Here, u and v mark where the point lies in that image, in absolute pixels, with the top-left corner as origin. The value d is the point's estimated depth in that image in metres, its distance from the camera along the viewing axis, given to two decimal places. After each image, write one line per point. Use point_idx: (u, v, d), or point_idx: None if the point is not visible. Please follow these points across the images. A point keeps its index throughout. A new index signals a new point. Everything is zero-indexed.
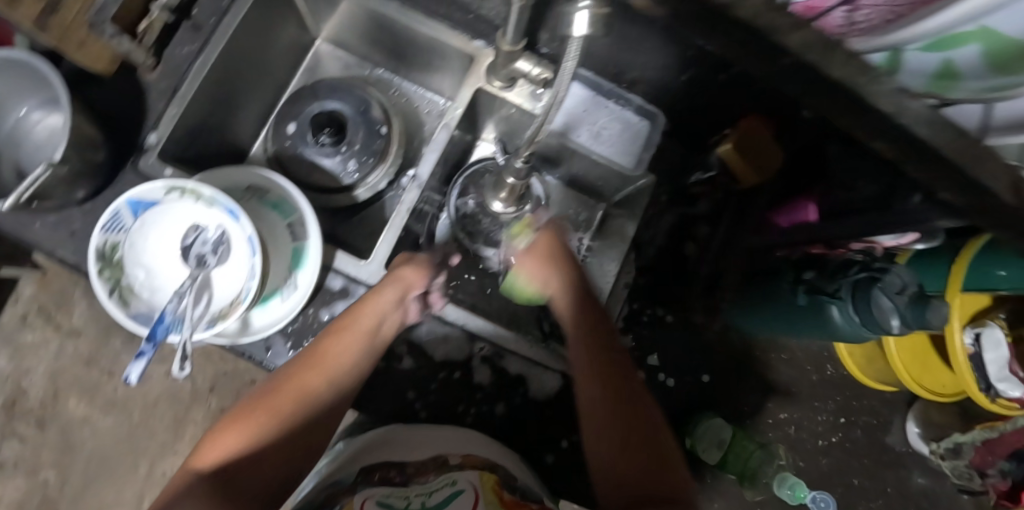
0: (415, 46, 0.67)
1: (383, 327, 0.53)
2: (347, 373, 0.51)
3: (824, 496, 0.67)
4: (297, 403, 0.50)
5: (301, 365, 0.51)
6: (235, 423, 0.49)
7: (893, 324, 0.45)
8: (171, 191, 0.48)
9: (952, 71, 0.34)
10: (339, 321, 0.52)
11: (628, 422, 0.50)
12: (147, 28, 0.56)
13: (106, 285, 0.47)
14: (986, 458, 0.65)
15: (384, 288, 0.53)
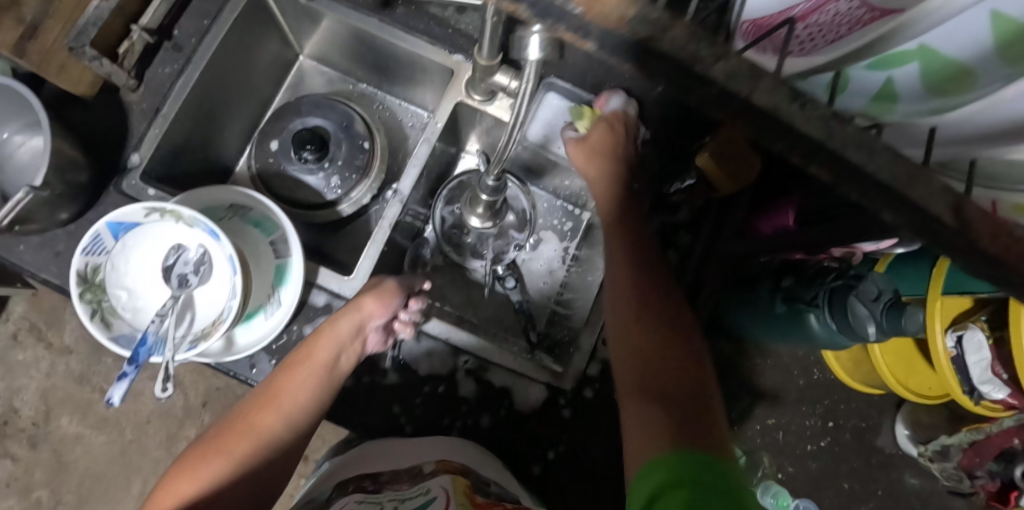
0: (396, 60, 0.68)
1: (343, 355, 0.53)
2: (300, 410, 0.51)
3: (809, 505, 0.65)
4: (252, 442, 0.50)
5: (255, 404, 0.51)
6: (185, 469, 0.48)
7: (869, 331, 0.45)
8: (150, 212, 0.48)
9: (890, 93, 0.34)
10: (295, 357, 0.52)
11: (655, 309, 0.48)
12: (127, 51, 0.56)
13: (88, 307, 0.47)
14: (975, 460, 0.63)
15: (344, 317, 0.53)
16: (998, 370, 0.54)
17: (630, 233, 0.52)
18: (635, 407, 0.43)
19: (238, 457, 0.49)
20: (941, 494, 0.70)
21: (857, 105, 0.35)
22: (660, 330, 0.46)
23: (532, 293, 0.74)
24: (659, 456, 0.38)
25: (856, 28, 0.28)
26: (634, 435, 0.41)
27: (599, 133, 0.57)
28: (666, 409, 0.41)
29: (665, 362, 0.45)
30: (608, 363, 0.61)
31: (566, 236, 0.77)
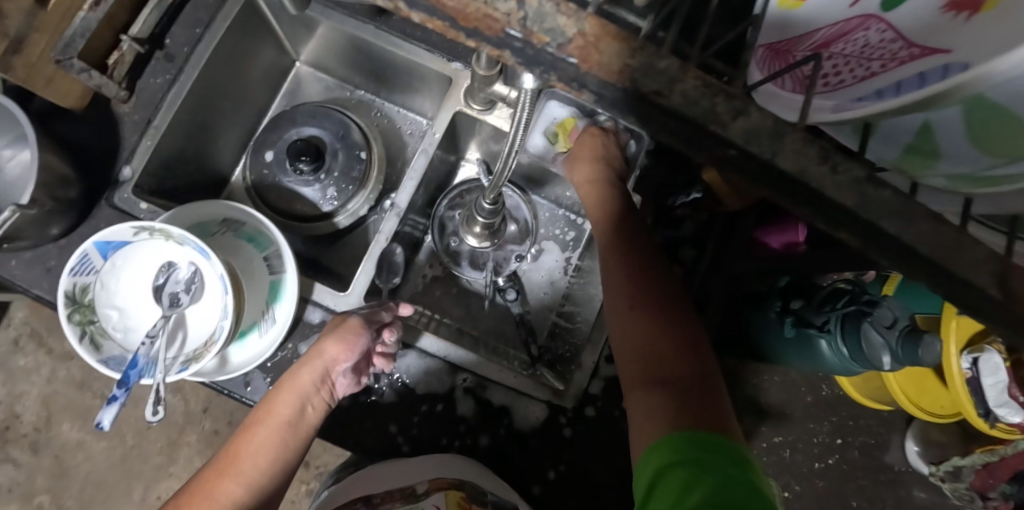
0: (394, 68, 0.66)
1: (308, 406, 0.51)
2: (259, 470, 0.51)
3: None
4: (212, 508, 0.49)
5: (217, 469, 0.51)
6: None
7: (885, 361, 0.45)
8: (139, 231, 0.46)
9: (927, 149, 0.27)
10: (257, 413, 0.52)
11: (651, 301, 0.46)
12: (117, 61, 0.55)
13: (77, 329, 0.46)
14: (988, 482, 0.61)
15: (303, 368, 0.51)
16: (1015, 393, 0.51)
17: (620, 232, 0.51)
18: (636, 390, 0.44)
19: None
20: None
21: (890, 156, 0.29)
22: (658, 321, 0.45)
23: (533, 304, 0.73)
24: (660, 440, 0.39)
25: (894, 66, 0.24)
26: (637, 416, 0.42)
27: (584, 141, 0.59)
28: (668, 396, 0.41)
29: (668, 350, 0.44)
30: (610, 380, 0.59)
31: (568, 246, 0.76)
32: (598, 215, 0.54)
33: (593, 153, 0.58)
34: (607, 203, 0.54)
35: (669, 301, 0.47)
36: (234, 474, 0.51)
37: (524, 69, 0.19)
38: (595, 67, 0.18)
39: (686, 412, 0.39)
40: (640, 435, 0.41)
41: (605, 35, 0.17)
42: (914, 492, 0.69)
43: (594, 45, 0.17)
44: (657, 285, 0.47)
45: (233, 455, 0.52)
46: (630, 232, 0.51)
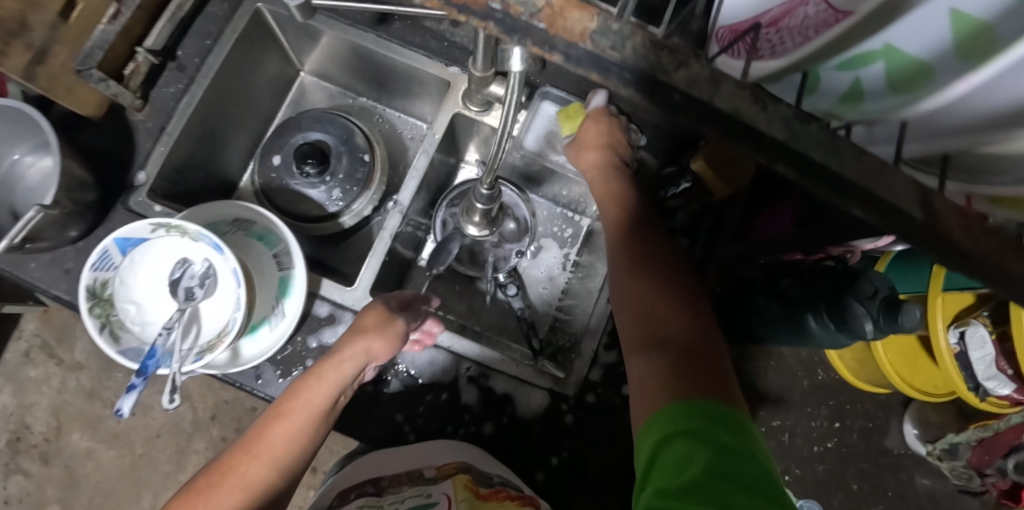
0: (394, 74, 0.69)
1: (344, 391, 0.50)
2: (290, 452, 0.48)
3: (812, 503, 0.65)
4: (243, 498, 0.45)
5: (239, 452, 0.47)
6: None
7: (866, 328, 0.44)
8: (156, 228, 0.49)
9: (857, 92, 0.30)
10: (286, 395, 0.49)
11: (659, 278, 0.49)
12: (133, 71, 0.58)
13: (98, 321, 0.49)
14: (984, 458, 0.62)
15: (347, 356, 0.50)
16: (1003, 365, 0.53)
17: (630, 216, 0.54)
18: (638, 355, 0.46)
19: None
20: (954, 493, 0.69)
21: (824, 105, 0.32)
22: (657, 296, 0.48)
23: (534, 300, 0.75)
24: (663, 407, 0.41)
25: (822, 30, 0.27)
26: (641, 382, 0.44)
27: (589, 128, 0.59)
28: (672, 361, 0.43)
29: (674, 325, 0.46)
30: (609, 367, 0.61)
31: (567, 243, 0.78)
32: (608, 198, 0.56)
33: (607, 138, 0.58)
34: (619, 185, 0.56)
35: (676, 281, 0.49)
36: (260, 456, 0.47)
37: (508, 39, 0.21)
38: (561, 31, 0.20)
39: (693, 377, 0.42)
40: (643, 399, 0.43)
41: (571, 7, 0.20)
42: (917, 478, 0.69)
43: (560, 13, 0.20)
44: (666, 265, 0.50)
45: (255, 439, 0.48)
46: (641, 219, 0.54)
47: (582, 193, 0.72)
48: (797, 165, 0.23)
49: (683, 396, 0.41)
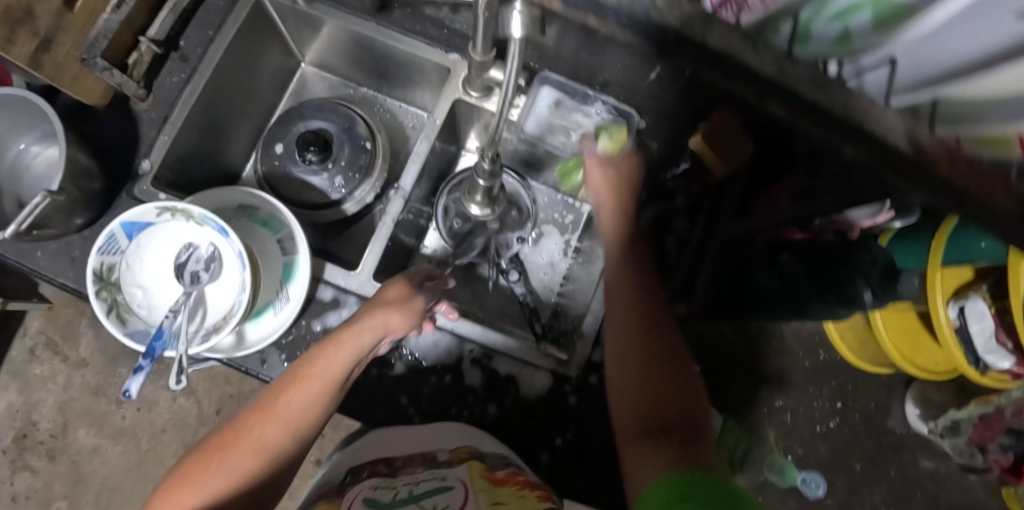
0: (394, 63, 0.70)
1: (360, 361, 0.51)
2: (304, 418, 0.48)
3: (813, 477, 0.66)
4: (259, 458, 0.46)
5: (256, 414, 0.47)
6: (181, 484, 0.44)
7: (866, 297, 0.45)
8: (163, 212, 0.50)
9: (848, 36, 0.40)
10: (303, 360, 0.50)
11: (660, 355, 0.48)
12: (136, 61, 0.58)
13: (104, 304, 0.48)
14: (986, 434, 0.62)
15: (364, 327, 0.51)
16: (1004, 339, 0.53)
17: (637, 278, 0.52)
18: (634, 444, 0.44)
19: (245, 471, 0.45)
20: (958, 475, 0.68)
21: (819, 49, 0.42)
22: (651, 349, 0.48)
23: (536, 285, 0.75)
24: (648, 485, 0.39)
25: None
26: (634, 470, 0.41)
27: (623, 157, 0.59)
28: (665, 450, 0.41)
29: (672, 407, 0.45)
30: None
31: (568, 229, 0.77)
32: (616, 264, 0.54)
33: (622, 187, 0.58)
34: (631, 250, 0.54)
35: (673, 356, 0.48)
36: (277, 418, 0.47)
37: None
38: None
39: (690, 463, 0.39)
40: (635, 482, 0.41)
41: None
42: (921, 459, 0.69)
43: None
44: (667, 339, 0.49)
45: (271, 401, 0.48)
46: (648, 281, 0.52)
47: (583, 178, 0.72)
48: (789, 104, 0.29)
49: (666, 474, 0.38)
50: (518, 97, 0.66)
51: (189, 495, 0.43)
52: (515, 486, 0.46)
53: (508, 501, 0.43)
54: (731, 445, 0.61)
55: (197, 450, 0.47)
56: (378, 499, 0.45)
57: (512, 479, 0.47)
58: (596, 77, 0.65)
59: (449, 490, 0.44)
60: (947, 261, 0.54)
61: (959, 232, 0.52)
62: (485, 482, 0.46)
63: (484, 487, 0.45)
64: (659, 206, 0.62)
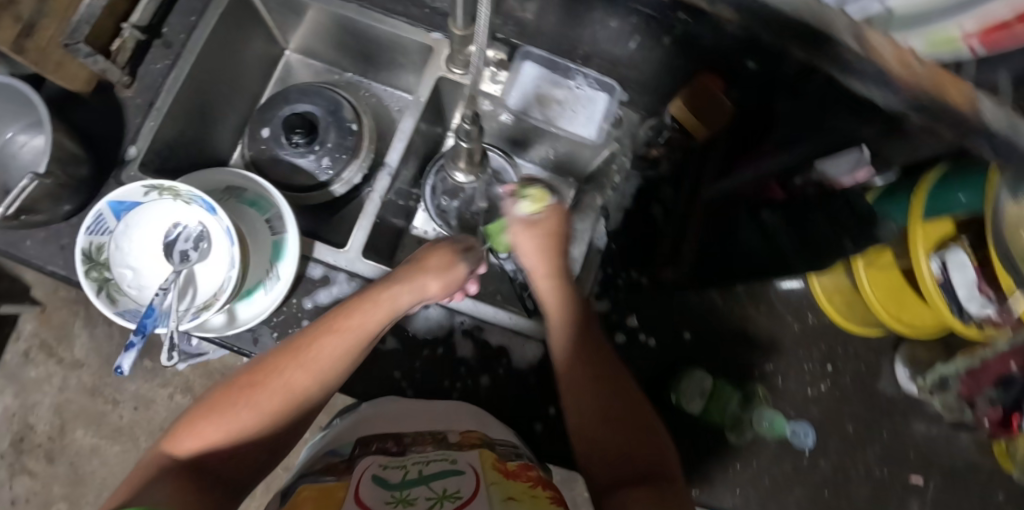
0: (378, 46, 0.70)
1: (394, 318, 0.51)
2: (332, 370, 0.47)
3: (801, 427, 0.66)
4: (287, 402, 0.46)
5: (284, 358, 0.47)
6: (207, 414, 0.45)
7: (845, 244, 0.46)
8: (149, 190, 0.50)
9: None
10: (340, 310, 0.49)
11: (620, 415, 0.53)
12: (119, 48, 0.59)
13: (94, 284, 0.49)
14: (974, 386, 0.62)
15: (401, 288, 0.51)
16: (986, 289, 0.53)
17: (588, 349, 0.55)
18: (613, 491, 0.47)
19: (270, 411, 0.45)
20: (950, 434, 0.69)
21: None
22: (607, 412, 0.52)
23: None
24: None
25: None
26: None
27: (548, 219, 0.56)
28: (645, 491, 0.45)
29: (636, 456, 0.50)
30: (602, 315, 0.64)
31: None
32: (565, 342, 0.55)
33: (551, 250, 0.55)
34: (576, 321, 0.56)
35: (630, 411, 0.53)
36: (306, 366, 0.47)
37: None
38: None
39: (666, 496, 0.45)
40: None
41: None
42: (911, 418, 0.70)
43: None
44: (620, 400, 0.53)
45: (304, 348, 0.47)
46: (598, 354, 0.55)
47: (568, 150, 0.72)
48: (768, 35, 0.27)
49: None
50: (500, 71, 0.66)
51: (216, 427, 0.44)
52: (527, 482, 0.45)
53: (522, 497, 0.41)
54: (723, 408, 0.62)
55: (222, 384, 0.47)
56: (388, 477, 0.44)
57: (524, 473, 0.46)
58: (576, 50, 0.67)
59: (461, 474, 0.43)
60: (929, 216, 0.54)
61: (940, 183, 0.52)
62: (496, 473, 0.44)
63: (496, 478, 0.43)
64: (643, 174, 0.66)
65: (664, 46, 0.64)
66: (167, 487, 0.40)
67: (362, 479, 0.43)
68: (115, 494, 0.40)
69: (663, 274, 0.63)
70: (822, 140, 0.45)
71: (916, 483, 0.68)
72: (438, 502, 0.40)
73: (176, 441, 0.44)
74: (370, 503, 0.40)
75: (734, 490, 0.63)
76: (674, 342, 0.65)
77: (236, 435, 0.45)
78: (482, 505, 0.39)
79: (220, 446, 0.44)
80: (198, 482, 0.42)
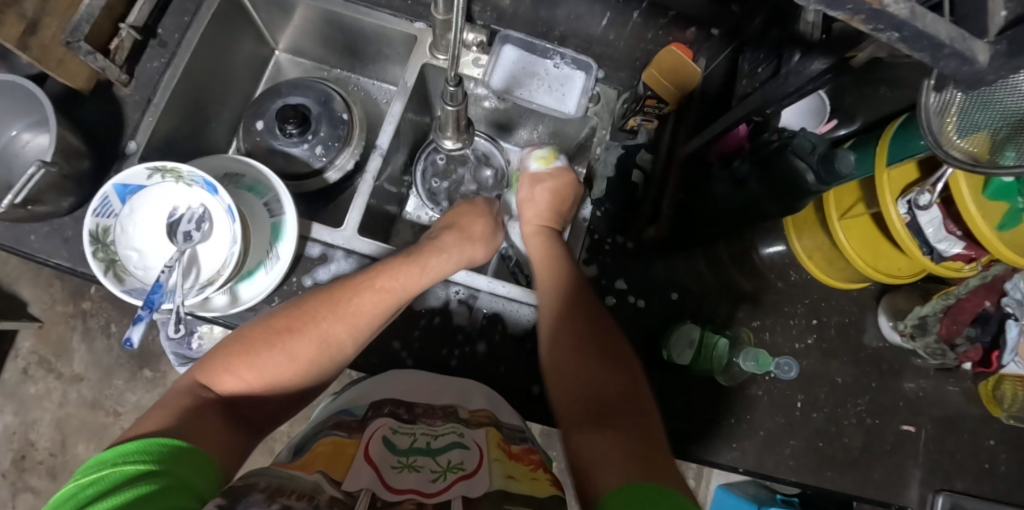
0: (364, 38, 0.74)
1: (427, 282, 0.58)
2: (372, 326, 0.54)
3: (786, 360, 0.67)
4: (325, 351, 0.51)
5: (325, 306, 0.52)
6: (244, 352, 0.48)
7: (809, 180, 0.51)
8: (153, 173, 0.53)
9: None
10: (380, 272, 0.56)
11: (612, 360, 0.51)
12: (117, 47, 0.62)
13: (102, 263, 0.52)
14: (953, 328, 0.64)
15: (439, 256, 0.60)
16: (952, 228, 0.56)
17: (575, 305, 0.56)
18: (583, 435, 0.44)
19: (308, 357, 0.50)
20: (937, 385, 0.69)
21: None
22: (594, 357, 0.52)
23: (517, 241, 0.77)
24: (616, 488, 0.36)
25: None
26: (585, 457, 0.42)
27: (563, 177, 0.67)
28: (616, 438, 0.42)
29: (616, 389, 0.49)
30: (590, 280, 0.67)
31: None
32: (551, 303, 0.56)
33: (552, 207, 0.66)
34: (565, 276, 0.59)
35: (615, 360, 0.52)
36: (352, 316, 0.53)
37: None
38: None
39: (637, 443, 0.42)
40: (592, 475, 0.40)
41: None
42: (899, 371, 0.70)
43: None
44: (613, 355, 0.52)
45: (345, 302, 0.53)
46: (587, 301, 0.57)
47: (551, 130, 0.75)
48: None
49: (631, 480, 0.37)
50: (479, 53, 0.70)
51: (253, 367, 0.47)
52: (529, 465, 0.45)
53: (521, 477, 0.42)
54: (711, 354, 0.63)
55: (258, 326, 0.50)
56: (396, 442, 0.45)
57: (527, 456, 0.46)
58: (552, 31, 0.73)
59: (466, 449, 0.44)
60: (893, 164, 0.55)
61: (901, 130, 0.53)
62: (501, 452, 0.45)
63: (499, 456, 0.44)
64: (623, 142, 0.71)
65: (634, 21, 0.69)
66: (209, 416, 0.42)
67: (372, 439, 0.45)
68: (149, 415, 0.41)
69: (645, 233, 0.67)
70: (765, 92, 0.50)
71: (908, 431, 0.68)
72: (442, 474, 0.41)
73: (210, 376, 0.46)
74: (378, 464, 0.41)
75: (731, 443, 0.64)
76: (662, 303, 0.67)
77: (270, 377, 0.48)
78: (484, 483, 0.40)
79: (255, 386, 0.47)
80: (230, 415, 0.44)
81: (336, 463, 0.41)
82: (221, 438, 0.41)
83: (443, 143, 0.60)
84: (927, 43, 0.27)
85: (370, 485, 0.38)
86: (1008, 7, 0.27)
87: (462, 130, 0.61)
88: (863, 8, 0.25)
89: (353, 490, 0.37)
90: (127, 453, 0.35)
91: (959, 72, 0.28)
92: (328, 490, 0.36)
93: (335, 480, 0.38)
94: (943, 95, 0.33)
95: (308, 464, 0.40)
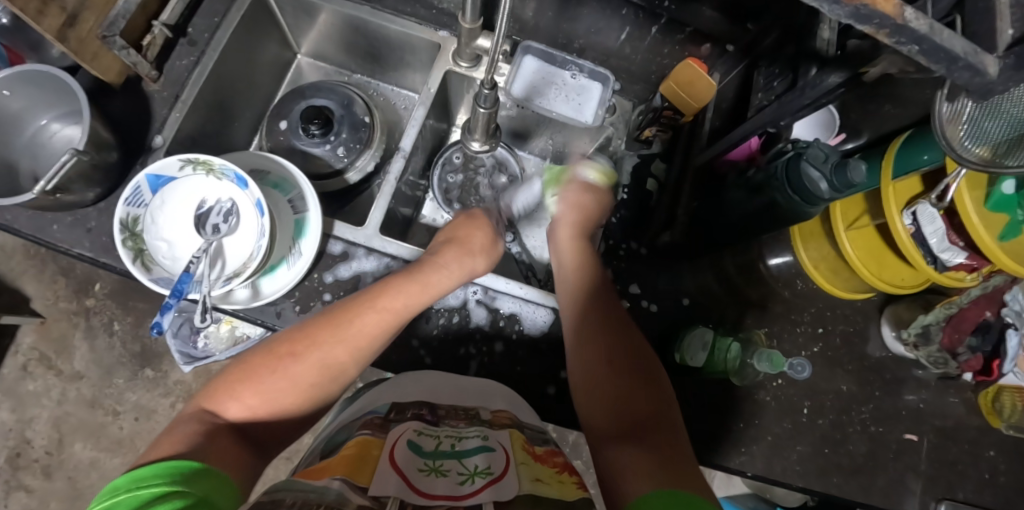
0: (387, 44, 0.76)
1: (428, 297, 0.58)
2: (371, 345, 0.52)
3: (801, 361, 0.70)
4: (327, 373, 0.50)
5: (321, 325, 0.51)
6: (248, 378, 0.47)
7: (822, 188, 0.53)
8: (185, 165, 0.54)
9: None
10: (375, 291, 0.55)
11: (632, 362, 0.53)
12: (150, 43, 0.63)
13: (130, 252, 0.52)
14: (955, 337, 0.67)
15: (443, 273, 0.59)
16: (954, 239, 0.56)
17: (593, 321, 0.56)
18: (615, 447, 0.45)
19: (308, 381, 0.49)
20: (939, 395, 0.70)
21: None
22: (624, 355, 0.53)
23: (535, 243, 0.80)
24: (645, 494, 0.38)
25: None
26: (613, 470, 0.43)
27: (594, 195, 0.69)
28: (648, 450, 0.43)
29: (649, 404, 0.49)
30: None
31: None
32: (579, 302, 0.58)
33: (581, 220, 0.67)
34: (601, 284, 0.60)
35: (641, 358, 0.53)
36: (344, 338, 0.51)
37: None
38: None
39: (669, 458, 0.42)
40: (621, 482, 0.41)
41: None
42: (902, 382, 0.71)
43: None
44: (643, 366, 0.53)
45: (343, 322, 0.51)
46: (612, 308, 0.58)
47: (566, 139, 0.78)
48: None
49: (659, 487, 0.38)
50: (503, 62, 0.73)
51: (257, 393, 0.46)
52: (554, 467, 0.46)
53: (548, 480, 0.43)
54: (724, 356, 0.65)
55: (256, 353, 0.49)
56: (421, 445, 0.45)
57: (551, 459, 0.47)
58: (571, 43, 0.76)
59: (491, 452, 0.44)
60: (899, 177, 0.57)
61: (907, 144, 0.54)
62: (526, 454, 0.46)
63: (525, 459, 0.45)
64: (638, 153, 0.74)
65: (651, 36, 0.71)
66: (220, 440, 0.41)
67: (397, 441, 0.45)
68: (160, 441, 0.40)
69: (660, 238, 0.70)
70: (784, 105, 0.52)
71: (910, 440, 0.69)
72: (469, 478, 0.41)
73: (214, 403, 0.45)
74: (404, 468, 0.41)
75: (740, 448, 0.66)
76: (675, 308, 0.69)
77: (276, 401, 0.47)
78: (513, 485, 0.40)
79: (263, 416, 0.46)
80: (238, 438, 0.43)
81: (360, 465, 0.41)
82: (226, 454, 0.41)
83: (471, 144, 0.65)
84: (943, 56, 0.28)
85: (398, 494, 0.37)
86: (1016, 26, 0.29)
87: (487, 128, 0.63)
88: (889, 22, 0.26)
89: (380, 495, 0.37)
90: (146, 477, 0.34)
91: (971, 82, 0.30)
92: (355, 499, 0.35)
93: (361, 486, 0.38)
94: (955, 105, 0.35)
95: (330, 469, 0.40)
